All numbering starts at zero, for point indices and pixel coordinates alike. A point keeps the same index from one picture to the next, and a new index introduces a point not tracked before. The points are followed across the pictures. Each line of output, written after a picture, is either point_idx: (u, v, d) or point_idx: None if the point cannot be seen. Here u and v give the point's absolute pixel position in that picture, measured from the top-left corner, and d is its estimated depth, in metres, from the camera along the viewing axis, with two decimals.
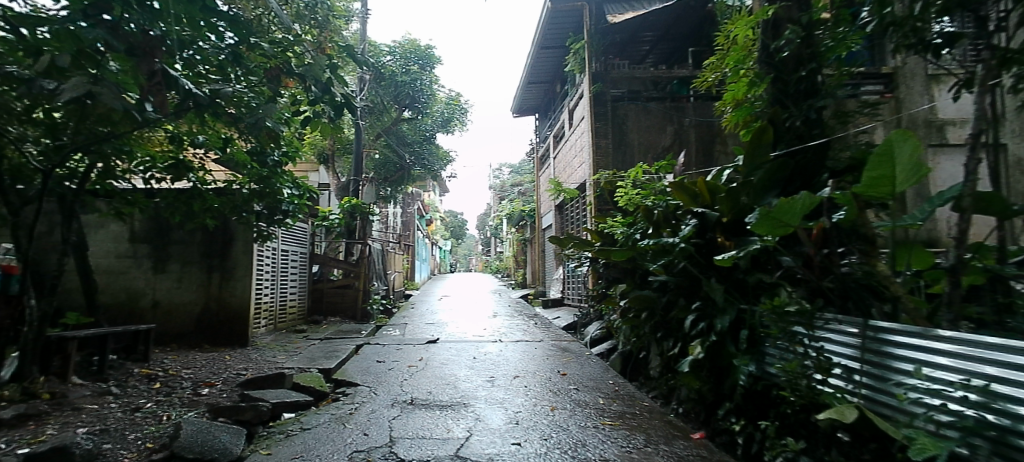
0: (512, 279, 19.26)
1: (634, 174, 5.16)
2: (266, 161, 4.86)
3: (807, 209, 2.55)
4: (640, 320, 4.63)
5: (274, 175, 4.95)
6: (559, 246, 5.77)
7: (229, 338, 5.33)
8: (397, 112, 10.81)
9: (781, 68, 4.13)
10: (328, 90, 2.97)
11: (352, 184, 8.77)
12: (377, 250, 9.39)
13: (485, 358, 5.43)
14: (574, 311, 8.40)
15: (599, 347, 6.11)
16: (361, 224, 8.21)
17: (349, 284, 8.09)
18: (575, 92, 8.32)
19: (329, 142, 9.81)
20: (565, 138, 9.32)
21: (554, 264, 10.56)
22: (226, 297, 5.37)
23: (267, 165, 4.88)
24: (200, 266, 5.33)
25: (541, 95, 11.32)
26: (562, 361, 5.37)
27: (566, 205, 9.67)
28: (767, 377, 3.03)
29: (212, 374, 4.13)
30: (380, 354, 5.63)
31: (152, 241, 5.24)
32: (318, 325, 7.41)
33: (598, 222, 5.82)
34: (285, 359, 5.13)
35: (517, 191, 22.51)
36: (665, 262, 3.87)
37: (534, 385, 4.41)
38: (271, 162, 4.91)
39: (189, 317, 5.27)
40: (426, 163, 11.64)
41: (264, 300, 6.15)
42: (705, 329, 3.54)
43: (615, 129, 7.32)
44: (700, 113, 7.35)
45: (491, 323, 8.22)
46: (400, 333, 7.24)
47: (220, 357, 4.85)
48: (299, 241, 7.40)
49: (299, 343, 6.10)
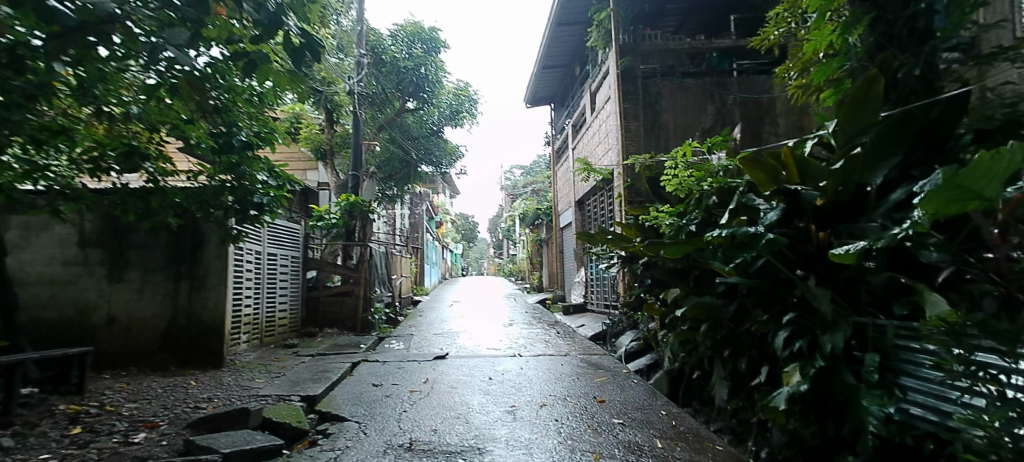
0: (528, 282, 18.29)
1: (682, 155, 4.24)
2: (231, 144, 3.85)
3: (1015, 170, 1.58)
4: (698, 335, 3.71)
5: (243, 160, 4.11)
6: (589, 243, 4.86)
7: (200, 358, 4.52)
8: (400, 102, 9.93)
9: (884, 6, 3.18)
10: (278, 19, 2.06)
11: (352, 180, 7.94)
12: (381, 253, 8.56)
13: (503, 380, 4.50)
14: (601, 317, 7.48)
15: (637, 362, 5.19)
16: (360, 225, 7.37)
17: (349, 291, 7.26)
18: (598, 71, 7.41)
19: (327, 136, 8.99)
20: (586, 125, 8.41)
21: (575, 266, 9.63)
22: (196, 310, 4.56)
23: (233, 148, 3.88)
24: (165, 273, 4.52)
25: (557, 81, 10.44)
26: (595, 383, 4.42)
27: (588, 200, 8.77)
28: (915, 424, 2.08)
29: (160, 410, 3.27)
30: (378, 375, 4.73)
31: (105, 246, 4.43)
32: (313, 338, 6.57)
33: (634, 214, 4.92)
34: (264, 383, 4.29)
35: (530, 189, 21.54)
36: (742, 260, 2.95)
37: (564, 418, 3.46)
38: (238, 144, 3.89)
39: (152, 334, 4.45)
40: (433, 158, 10.86)
41: (246, 311, 5.33)
42: (803, 350, 2.61)
43: (646, 109, 6.39)
44: (745, 88, 6.39)
45: (508, 333, 7.31)
46: (405, 346, 6.36)
47: (182, 383, 4.01)
48: (289, 244, 6.59)
49: (286, 361, 5.26)
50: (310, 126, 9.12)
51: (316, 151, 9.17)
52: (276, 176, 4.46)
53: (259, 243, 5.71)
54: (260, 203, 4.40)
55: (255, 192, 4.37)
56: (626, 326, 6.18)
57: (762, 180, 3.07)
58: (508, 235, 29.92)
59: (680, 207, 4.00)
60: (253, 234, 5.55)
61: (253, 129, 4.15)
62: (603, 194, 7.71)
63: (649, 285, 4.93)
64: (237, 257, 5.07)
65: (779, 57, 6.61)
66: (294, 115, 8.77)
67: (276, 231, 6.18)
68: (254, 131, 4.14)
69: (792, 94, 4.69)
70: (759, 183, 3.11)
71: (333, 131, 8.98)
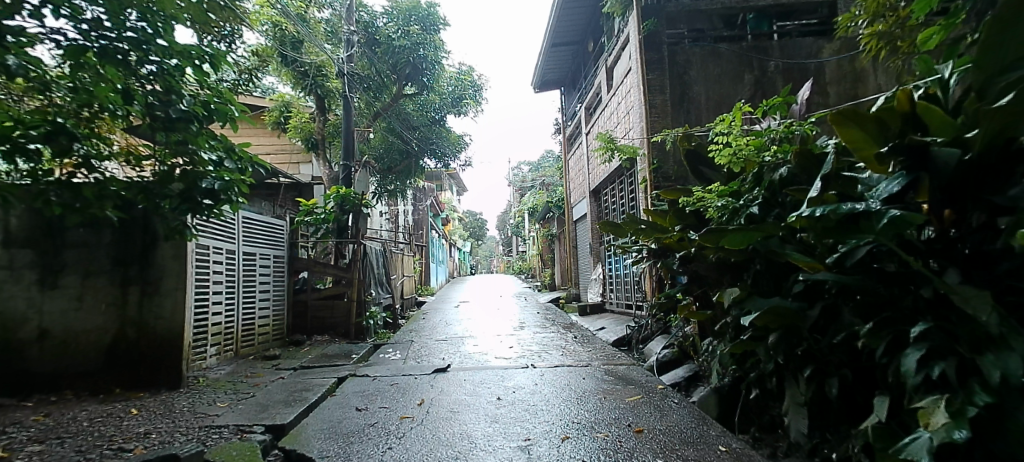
0: (538, 280, 17.47)
1: (733, 121, 3.41)
2: (171, 114, 3.19)
3: None
4: (763, 347, 2.88)
5: (186, 135, 3.30)
6: (615, 235, 4.06)
7: (153, 378, 3.81)
8: (398, 86, 9.16)
9: None
10: None
11: (343, 171, 7.19)
12: (379, 251, 7.81)
13: (514, 401, 3.71)
14: (622, 319, 6.69)
15: (671, 375, 4.40)
16: (354, 219, 6.67)
17: (340, 293, 6.51)
18: (615, 42, 6.60)
19: (319, 125, 8.30)
20: (601, 105, 7.60)
21: (591, 263, 8.81)
22: (147, 321, 3.85)
23: (168, 118, 3.19)
24: (111, 277, 3.81)
25: (567, 61, 9.63)
26: (626, 404, 3.61)
27: (606, 189, 7.96)
28: None
29: (71, 455, 2.52)
30: (364, 395, 3.95)
31: (36, 246, 3.71)
32: (299, 348, 5.85)
33: (669, 198, 4.10)
34: (225, 408, 3.55)
35: (540, 182, 20.67)
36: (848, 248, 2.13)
37: (593, 458, 2.66)
38: (178, 114, 3.23)
39: (94, 351, 3.74)
40: (435, 147, 10.30)
41: (215, 319, 4.60)
42: (950, 377, 1.79)
43: (673, 80, 5.57)
44: (789, 53, 5.53)
45: (519, 339, 6.50)
46: (402, 355, 5.59)
47: (121, 411, 3.28)
48: (270, 242, 5.85)
49: (261, 377, 4.52)
50: (300, 115, 8.42)
51: (308, 141, 8.46)
52: (233, 157, 3.58)
53: (232, 241, 4.98)
54: (213, 191, 3.53)
55: (205, 176, 3.52)
56: (656, 331, 5.37)
57: (864, 140, 2.24)
58: (518, 232, 29.16)
59: (733, 186, 3.19)
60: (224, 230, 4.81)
61: (201, 97, 3.34)
62: (624, 180, 6.91)
63: (689, 281, 4.11)
64: (201, 257, 4.35)
65: (827, 17, 5.72)
66: (284, 104, 8.57)
67: (253, 227, 5.44)
68: (201, 99, 3.30)
69: (866, 44, 3.82)
70: (854, 144, 2.26)
71: (325, 119, 8.28)
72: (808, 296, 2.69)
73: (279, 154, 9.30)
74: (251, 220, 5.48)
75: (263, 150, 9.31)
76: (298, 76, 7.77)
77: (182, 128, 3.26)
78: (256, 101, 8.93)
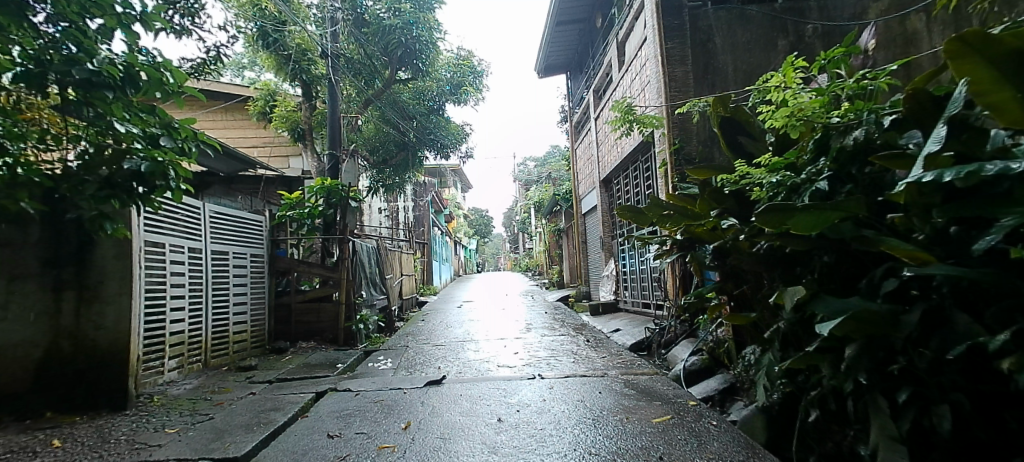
0: (546, 278, 16.85)
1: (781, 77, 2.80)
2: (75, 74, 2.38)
3: None
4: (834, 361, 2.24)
5: (99, 104, 2.57)
6: (637, 223, 3.44)
7: (93, 398, 3.24)
8: (391, 71, 8.57)
9: None
10: None
11: (330, 161, 6.62)
12: (372, 248, 7.23)
13: (518, 423, 3.09)
14: (639, 320, 6.07)
15: (702, 387, 3.77)
16: (342, 213, 6.11)
17: (329, 295, 5.95)
18: (627, 11, 5.98)
19: (305, 114, 7.81)
20: (612, 84, 6.94)
21: (602, 259, 8.19)
22: (87, 331, 3.28)
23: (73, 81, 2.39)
24: (42, 281, 3.25)
25: (572, 41, 9.03)
26: (654, 427, 2.97)
27: (617, 177, 7.35)
28: None
29: None
30: (341, 415, 3.34)
31: None
32: (281, 356, 5.27)
33: (700, 178, 3.46)
34: (173, 434, 2.97)
35: (546, 176, 20.04)
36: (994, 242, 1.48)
37: None
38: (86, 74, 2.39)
39: (21, 368, 3.17)
40: (433, 137, 9.87)
41: (176, 326, 4.02)
42: None
43: (695, 49, 4.93)
44: (828, 15, 4.85)
45: (525, 343, 5.88)
46: (393, 364, 4.99)
47: (40, 444, 2.70)
48: (245, 239, 5.26)
49: (228, 394, 3.93)
50: (284, 103, 7.94)
51: (294, 132, 7.96)
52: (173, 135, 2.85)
53: (196, 237, 4.40)
54: (140, 175, 2.74)
55: (130, 157, 2.74)
56: (679, 334, 4.76)
57: (994, 80, 1.48)
58: (524, 228, 28.61)
59: (790, 155, 2.55)
60: (184, 225, 4.23)
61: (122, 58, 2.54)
62: (639, 165, 6.28)
63: (723, 277, 3.47)
64: (154, 255, 3.77)
65: None
66: (268, 93, 8.11)
67: (223, 224, 4.87)
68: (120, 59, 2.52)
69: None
70: (983, 93, 1.50)
71: (311, 107, 7.75)
72: (900, 296, 2.05)
73: (269, 148, 8.90)
74: (221, 215, 4.90)
75: (252, 143, 8.94)
76: (280, 61, 7.29)
77: (97, 96, 2.48)
78: (209, 87, 8.27)
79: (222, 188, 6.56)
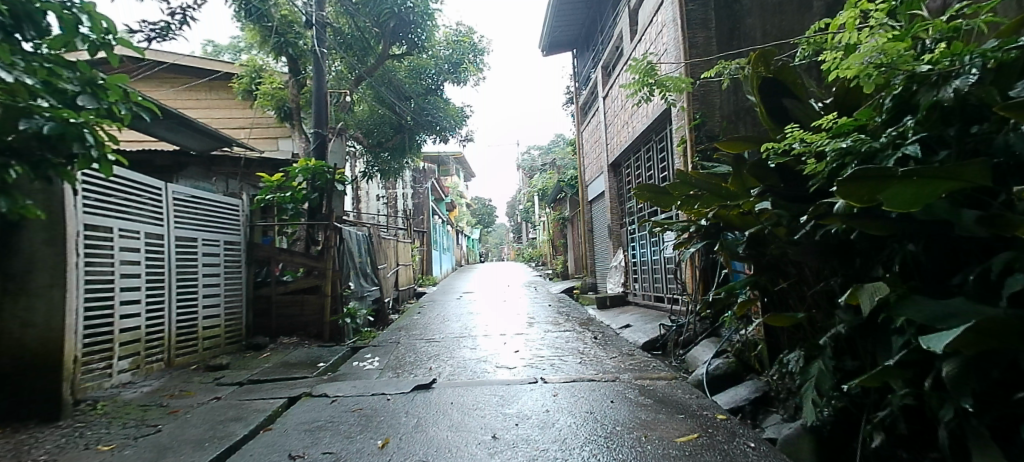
0: (550, 269, 16.36)
1: (827, 36, 2.46)
2: None
3: None
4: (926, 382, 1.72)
5: None
6: (661, 204, 2.92)
7: (19, 408, 2.76)
8: (384, 46, 8.03)
9: None
10: None
11: (315, 139, 6.13)
12: (363, 236, 6.74)
13: (515, 441, 2.58)
14: (651, 315, 5.57)
15: (728, 396, 3.27)
16: (328, 197, 5.62)
17: (313, 287, 5.48)
18: None
19: (292, 92, 7.36)
20: (623, 57, 6.38)
21: (609, 248, 7.68)
22: (11, 329, 2.80)
23: None
24: None
25: (579, 15, 8.44)
26: (679, 449, 2.46)
27: (627, 160, 6.82)
28: None
29: None
30: (309, 428, 2.86)
31: None
32: (258, 354, 4.81)
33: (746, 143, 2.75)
34: (104, 452, 2.46)
35: (551, 163, 19.46)
36: None
37: None
38: None
39: None
40: (432, 119, 9.36)
41: (128, 322, 3.52)
42: None
43: (720, 11, 4.36)
44: None
45: (527, 340, 5.39)
46: (381, 364, 4.51)
47: None
48: (217, 225, 4.77)
49: (187, 398, 3.46)
50: (270, 81, 7.55)
51: (280, 110, 7.53)
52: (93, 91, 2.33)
53: (153, 221, 3.90)
54: (44, 139, 2.16)
55: (31, 114, 2.15)
56: (699, 333, 4.25)
57: None
58: (527, 218, 28.06)
59: (860, 115, 2.04)
60: (136, 208, 3.72)
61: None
62: (651, 145, 5.75)
63: (757, 270, 2.94)
64: (98, 240, 3.27)
65: None
66: (254, 69, 7.76)
67: (188, 208, 4.38)
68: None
69: None
70: None
71: (298, 84, 7.25)
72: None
73: (254, 128, 8.65)
74: (187, 197, 4.40)
75: (238, 124, 8.72)
76: (265, 33, 6.78)
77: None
78: (185, 63, 8.12)
79: (201, 171, 6.09)
